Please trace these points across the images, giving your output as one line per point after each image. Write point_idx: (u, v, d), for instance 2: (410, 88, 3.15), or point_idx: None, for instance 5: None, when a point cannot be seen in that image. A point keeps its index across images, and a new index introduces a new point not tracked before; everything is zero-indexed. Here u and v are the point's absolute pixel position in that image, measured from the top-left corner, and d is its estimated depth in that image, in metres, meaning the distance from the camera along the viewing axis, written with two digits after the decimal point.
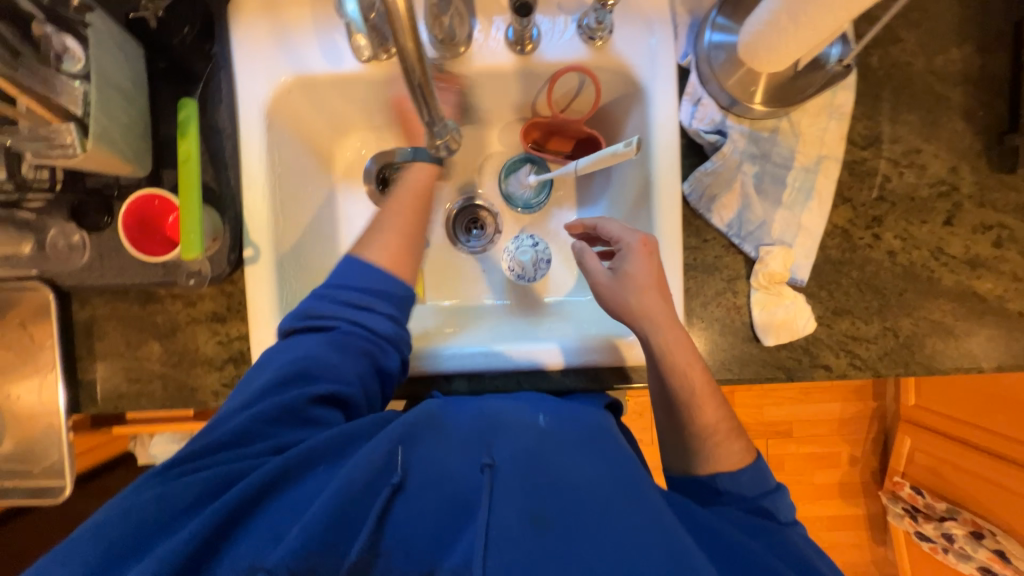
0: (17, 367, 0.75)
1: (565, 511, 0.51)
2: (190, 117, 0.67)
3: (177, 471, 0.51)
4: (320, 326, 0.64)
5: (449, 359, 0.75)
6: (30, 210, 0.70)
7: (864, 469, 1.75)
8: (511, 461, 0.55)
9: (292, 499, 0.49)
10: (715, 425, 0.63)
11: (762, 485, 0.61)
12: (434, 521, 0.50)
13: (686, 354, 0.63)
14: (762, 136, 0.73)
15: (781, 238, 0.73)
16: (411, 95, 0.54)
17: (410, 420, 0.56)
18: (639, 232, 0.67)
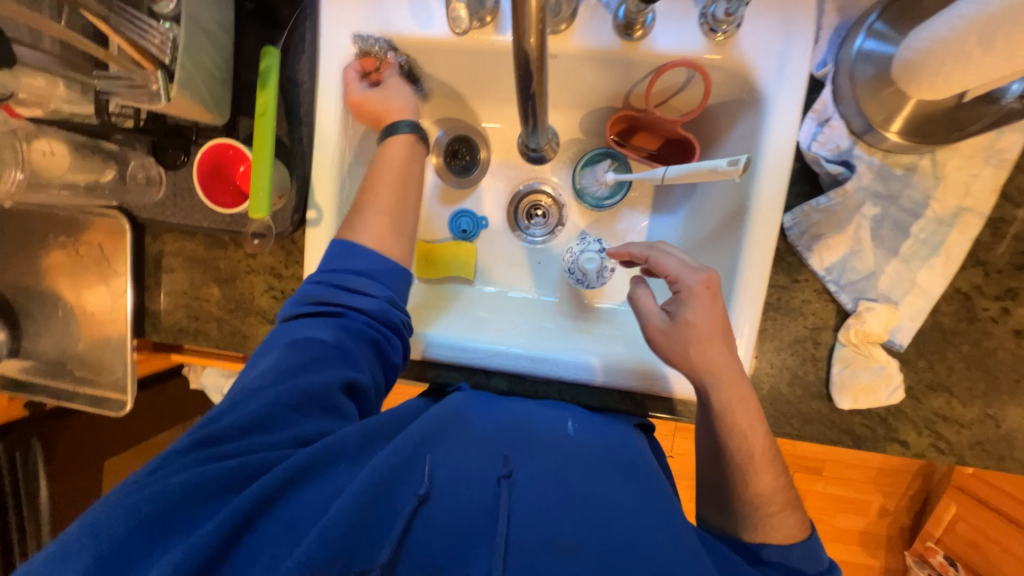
0: (97, 287, 0.80)
1: (591, 535, 0.49)
2: (272, 68, 0.65)
3: (184, 463, 0.48)
4: (325, 310, 0.62)
5: (462, 359, 0.73)
6: (114, 143, 0.72)
7: (893, 524, 1.61)
8: (531, 484, 0.53)
9: (307, 497, 0.47)
10: (770, 494, 0.58)
11: (817, 565, 0.56)
12: (455, 533, 0.48)
13: (749, 415, 0.59)
14: (894, 173, 0.63)
15: (887, 293, 0.64)
16: (519, 109, 0.51)
17: (424, 424, 0.56)
18: (701, 270, 0.61)
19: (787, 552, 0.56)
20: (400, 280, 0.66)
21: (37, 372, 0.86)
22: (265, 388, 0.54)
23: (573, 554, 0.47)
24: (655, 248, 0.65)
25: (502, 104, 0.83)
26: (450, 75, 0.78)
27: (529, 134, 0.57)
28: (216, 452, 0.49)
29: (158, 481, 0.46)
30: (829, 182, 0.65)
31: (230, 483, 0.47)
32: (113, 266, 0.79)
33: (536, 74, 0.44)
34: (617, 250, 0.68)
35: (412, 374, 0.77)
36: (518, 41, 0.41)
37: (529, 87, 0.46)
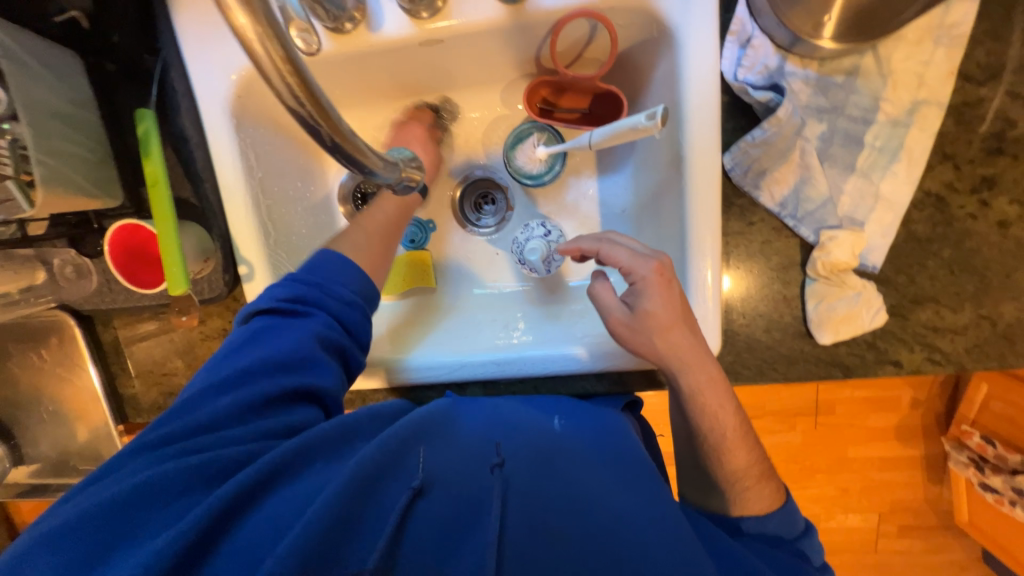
0: (68, 385, 0.80)
1: (584, 520, 0.47)
2: (149, 131, 0.61)
3: (146, 462, 0.43)
4: (296, 312, 0.55)
5: (450, 374, 0.70)
6: (28, 247, 0.69)
7: (928, 413, 1.46)
8: (532, 470, 0.51)
9: (290, 495, 0.42)
10: (745, 469, 0.61)
11: (794, 529, 0.60)
12: (448, 523, 0.45)
13: (718, 395, 0.60)
14: (834, 82, 0.57)
15: (850, 215, 0.59)
16: (343, 165, 0.41)
17: (416, 419, 0.52)
18: (652, 258, 0.59)
19: (764, 522, 0.60)
20: (363, 286, 0.60)
21: (40, 475, 0.85)
22: (222, 390, 0.48)
23: (564, 543, 0.45)
24: (604, 240, 0.64)
25: (415, 100, 0.79)
26: (349, 80, 0.72)
27: (372, 177, 0.46)
28: (174, 450, 0.44)
29: (113, 486, 0.42)
30: (764, 111, 0.59)
31: (201, 481, 0.42)
32: (73, 361, 0.78)
33: (303, 93, 0.34)
34: (568, 246, 0.66)
35: (388, 400, 0.76)
36: (288, 105, 0.35)
37: (319, 130, 0.37)
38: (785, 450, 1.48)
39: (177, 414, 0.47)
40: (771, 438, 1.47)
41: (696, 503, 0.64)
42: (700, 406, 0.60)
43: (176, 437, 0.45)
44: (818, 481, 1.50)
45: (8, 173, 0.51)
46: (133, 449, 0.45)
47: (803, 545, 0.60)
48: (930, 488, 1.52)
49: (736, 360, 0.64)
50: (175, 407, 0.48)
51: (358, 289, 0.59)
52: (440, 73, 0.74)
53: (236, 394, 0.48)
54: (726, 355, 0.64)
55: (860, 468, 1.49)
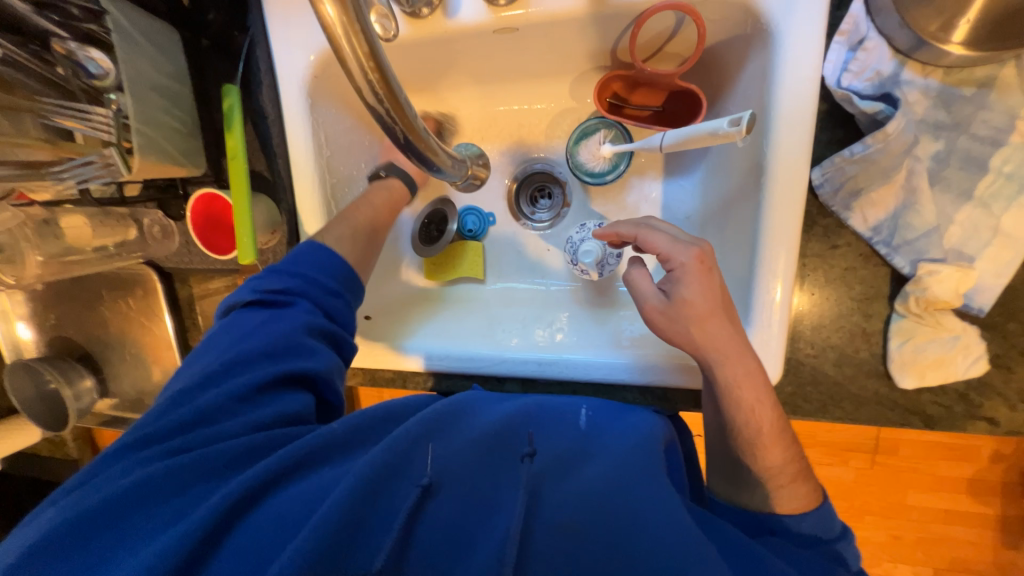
0: (148, 332, 0.89)
1: (603, 530, 0.45)
2: (233, 107, 0.64)
3: (144, 458, 0.45)
4: (278, 304, 0.57)
5: (460, 366, 0.71)
6: (123, 207, 0.76)
7: (1010, 470, 1.28)
8: (551, 475, 0.49)
9: (298, 492, 0.44)
10: (779, 467, 0.57)
11: (830, 530, 0.55)
12: (455, 527, 0.44)
13: (755, 389, 0.56)
14: (961, 94, 0.50)
15: (958, 248, 0.52)
16: (409, 157, 0.44)
17: (424, 417, 0.51)
18: (694, 245, 0.56)
19: (799, 521, 0.54)
20: (351, 277, 0.63)
21: (119, 409, 0.95)
22: (219, 390, 0.49)
23: (583, 537, 0.44)
24: (642, 225, 0.61)
25: (482, 88, 0.78)
26: (420, 64, 0.73)
27: (441, 174, 0.49)
28: (164, 449, 0.46)
29: (108, 485, 0.44)
30: (869, 124, 0.52)
31: (197, 475, 0.44)
32: (153, 312, 0.86)
33: (383, 90, 0.36)
34: (605, 231, 0.65)
35: (426, 384, 0.77)
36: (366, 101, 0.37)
37: (393, 125, 0.39)
38: (832, 486, 1.37)
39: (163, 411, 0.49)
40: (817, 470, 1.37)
41: (724, 496, 0.60)
42: (739, 405, 0.56)
43: (170, 432, 0.47)
44: (867, 524, 1.39)
45: (111, 138, 0.56)
46: (127, 445, 0.47)
47: (843, 548, 0.55)
48: (1001, 553, 1.36)
49: (796, 392, 0.59)
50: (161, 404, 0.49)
51: (343, 278, 0.61)
52: (509, 63, 0.72)
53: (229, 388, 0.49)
54: (786, 386, 0.59)
55: (917, 517, 1.36)
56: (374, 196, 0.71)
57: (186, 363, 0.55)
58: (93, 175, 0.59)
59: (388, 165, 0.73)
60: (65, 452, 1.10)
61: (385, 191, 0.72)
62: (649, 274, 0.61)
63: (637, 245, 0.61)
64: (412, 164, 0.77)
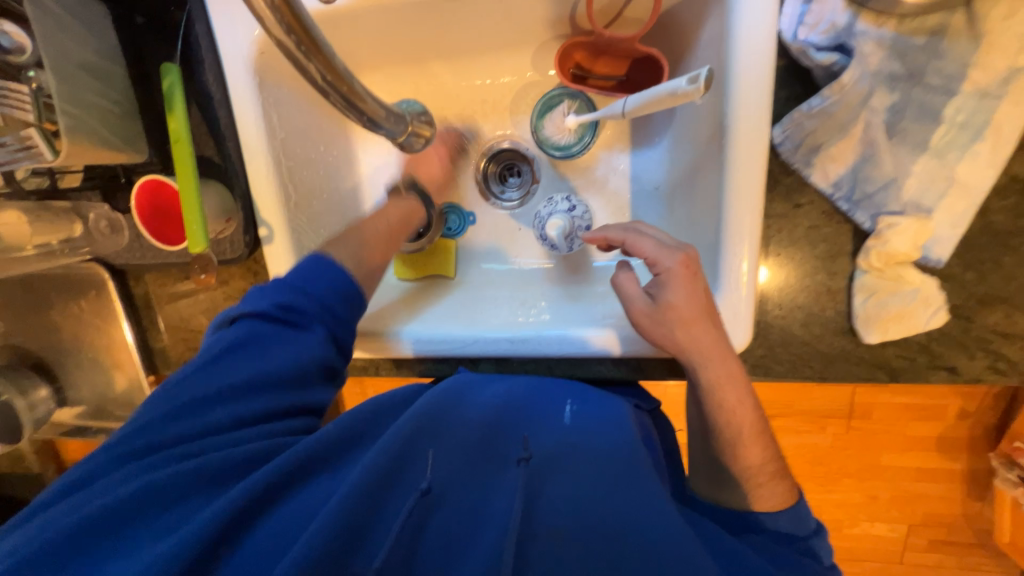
0: (104, 334, 0.84)
1: (600, 529, 0.44)
2: (174, 86, 0.61)
3: (129, 475, 0.43)
4: (286, 325, 0.54)
5: (436, 349, 0.68)
6: (65, 199, 0.72)
7: (976, 425, 1.33)
8: (548, 478, 0.49)
9: (296, 505, 0.43)
10: (759, 466, 0.58)
11: (806, 526, 0.56)
12: (459, 529, 0.44)
13: (737, 392, 0.57)
14: (914, 44, 0.49)
15: (916, 200, 0.52)
16: (334, 105, 0.45)
17: (419, 416, 0.50)
18: (680, 251, 0.57)
19: (775, 519, 0.56)
20: (353, 318, 0.59)
21: (81, 417, 0.91)
22: (214, 399, 0.48)
23: (576, 537, 0.44)
24: (630, 229, 0.61)
25: (443, 62, 0.76)
26: (377, 35, 0.70)
27: (375, 124, 0.51)
28: (152, 464, 0.44)
29: (87, 504, 0.41)
30: (824, 77, 0.53)
31: (188, 490, 0.43)
32: (109, 313, 0.82)
33: (294, 25, 0.36)
34: (593, 234, 0.63)
35: (401, 371, 0.75)
36: (272, 35, 0.37)
37: (307, 64, 0.39)
38: (810, 451, 1.41)
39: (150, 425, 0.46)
40: (795, 438, 1.41)
41: (709, 497, 0.60)
42: (719, 405, 0.57)
43: (162, 445, 0.45)
44: (845, 486, 1.43)
45: (32, 120, 0.51)
46: (104, 463, 0.45)
47: (815, 543, 0.57)
48: (969, 504, 1.42)
49: (766, 354, 0.60)
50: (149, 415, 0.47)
51: (345, 297, 0.58)
52: (468, 31, 0.71)
53: (227, 399, 0.48)
54: (756, 348, 0.60)
55: (891, 476, 1.41)
56: (388, 208, 0.70)
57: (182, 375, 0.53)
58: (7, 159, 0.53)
59: (407, 181, 0.74)
60: (28, 466, 1.04)
61: (402, 210, 0.71)
62: (636, 277, 0.60)
63: (624, 248, 0.61)
64: (434, 176, 0.76)
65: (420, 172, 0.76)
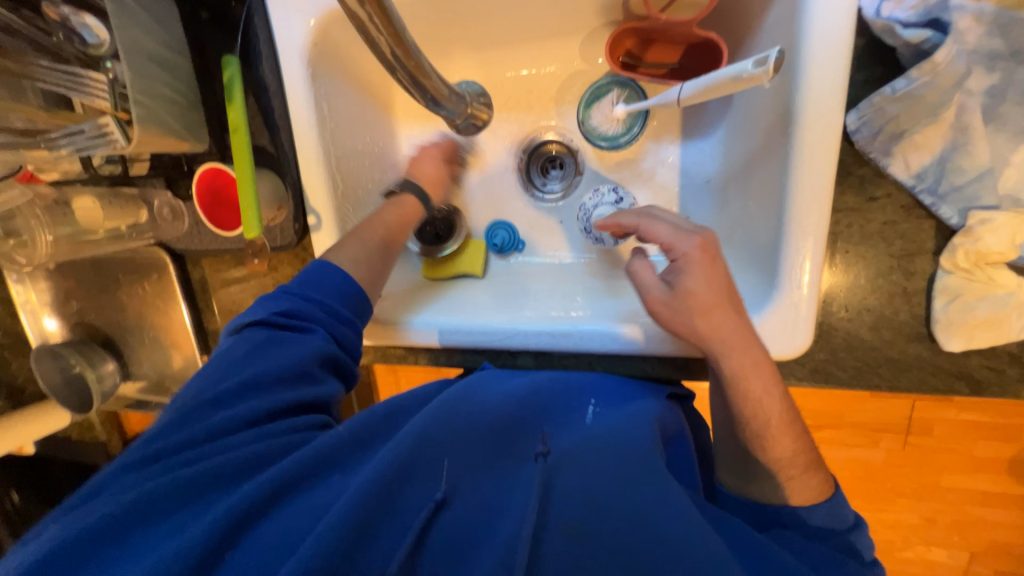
0: (165, 315, 0.90)
1: (616, 533, 0.42)
2: (234, 78, 0.63)
3: (144, 477, 0.45)
4: (287, 331, 0.57)
5: (472, 341, 0.68)
6: (133, 187, 0.76)
7: None
8: (561, 477, 0.47)
9: (306, 503, 0.43)
10: (789, 457, 0.54)
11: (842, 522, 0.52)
12: (471, 534, 0.43)
13: (764, 380, 0.53)
14: (1022, 17, 0.43)
15: (1014, 193, 0.47)
16: (396, 79, 0.47)
17: (425, 417, 0.50)
18: (696, 234, 0.55)
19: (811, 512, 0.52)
20: (357, 303, 0.62)
21: (144, 392, 0.97)
22: (225, 403, 0.50)
23: (588, 539, 0.42)
24: (644, 215, 0.59)
25: (489, 51, 0.75)
26: (425, 24, 0.70)
27: (439, 106, 0.55)
28: (170, 466, 0.46)
29: (107, 503, 0.43)
30: (912, 56, 0.48)
31: (199, 489, 0.44)
32: (170, 295, 0.87)
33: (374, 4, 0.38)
34: (605, 222, 0.61)
35: (438, 360, 0.75)
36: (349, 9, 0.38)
37: (377, 38, 0.41)
38: (861, 467, 1.32)
39: (166, 429, 0.49)
40: (846, 453, 1.32)
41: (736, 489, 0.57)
42: (747, 401, 0.54)
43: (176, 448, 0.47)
44: (899, 506, 1.34)
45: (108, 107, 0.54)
46: (122, 468, 0.46)
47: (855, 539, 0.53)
48: None
49: (829, 359, 0.56)
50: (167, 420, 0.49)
51: (352, 306, 0.62)
52: (516, 20, 0.70)
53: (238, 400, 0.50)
54: (817, 353, 0.56)
55: (953, 499, 1.30)
56: (385, 213, 0.70)
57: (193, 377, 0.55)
58: (82, 144, 0.56)
59: (401, 182, 0.73)
60: (96, 436, 1.13)
61: (396, 211, 0.71)
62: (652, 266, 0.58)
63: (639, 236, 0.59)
64: (428, 174, 0.75)
65: (415, 171, 0.75)
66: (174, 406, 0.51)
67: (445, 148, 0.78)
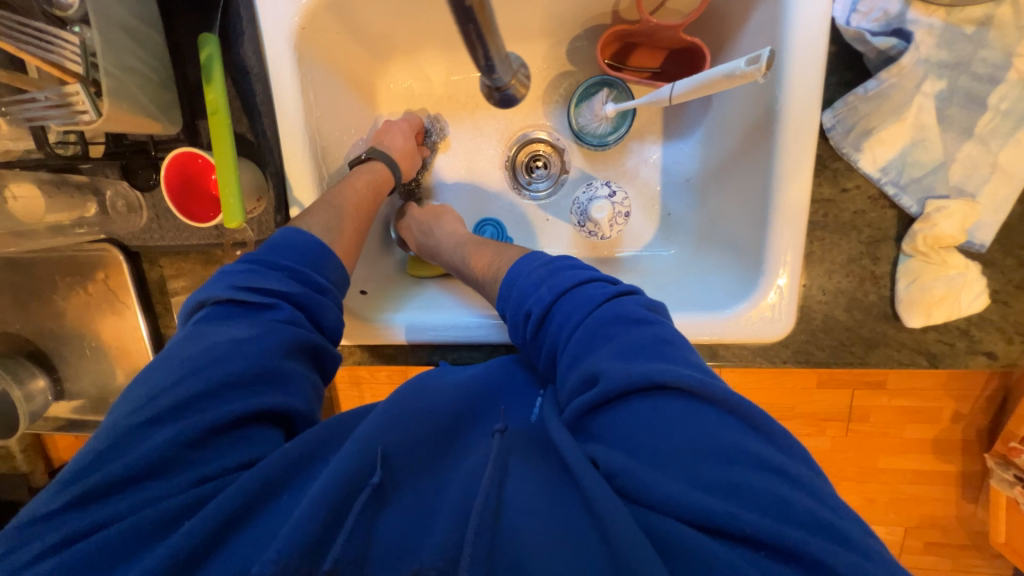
0: (113, 320, 0.80)
1: (562, 509, 0.38)
2: (213, 57, 0.59)
3: (71, 528, 0.39)
4: (249, 306, 0.52)
5: (465, 335, 0.67)
6: (83, 174, 0.68)
7: (970, 429, 1.35)
8: (520, 456, 0.43)
9: (248, 539, 0.38)
10: None
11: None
12: (416, 524, 0.38)
13: None
14: (962, 33, 0.52)
15: (961, 185, 0.54)
16: (462, 32, 0.47)
17: (381, 411, 0.45)
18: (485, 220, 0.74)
19: None
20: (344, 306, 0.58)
21: (82, 410, 0.85)
22: (159, 425, 0.43)
23: (538, 516, 0.37)
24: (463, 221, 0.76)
25: None
26: (417, 16, 0.70)
27: (491, 65, 0.56)
28: (100, 517, 0.39)
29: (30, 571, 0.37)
30: (878, 62, 0.54)
31: (132, 546, 0.38)
32: (121, 298, 0.78)
33: None
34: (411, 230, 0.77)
35: (428, 359, 0.72)
36: None
37: None
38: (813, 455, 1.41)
39: (87, 467, 0.41)
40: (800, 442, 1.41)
41: None
42: None
43: (104, 489, 0.40)
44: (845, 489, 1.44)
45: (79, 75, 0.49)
46: (39, 517, 0.39)
47: None
48: (964, 506, 1.44)
49: (809, 340, 0.61)
50: (89, 453, 0.42)
51: (334, 277, 0.59)
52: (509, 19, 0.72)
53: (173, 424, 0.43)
54: (799, 334, 0.61)
55: (890, 478, 1.42)
56: (356, 180, 0.68)
57: (124, 390, 0.47)
58: (42, 116, 0.50)
59: (371, 148, 0.71)
60: (15, 466, 0.97)
61: (368, 177, 0.69)
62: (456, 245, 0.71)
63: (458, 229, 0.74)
64: (400, 147, 0.74)
65: (385, 142, 0.73)
66: (95, 436, 0.43)
67: (415, 125, 0.77)
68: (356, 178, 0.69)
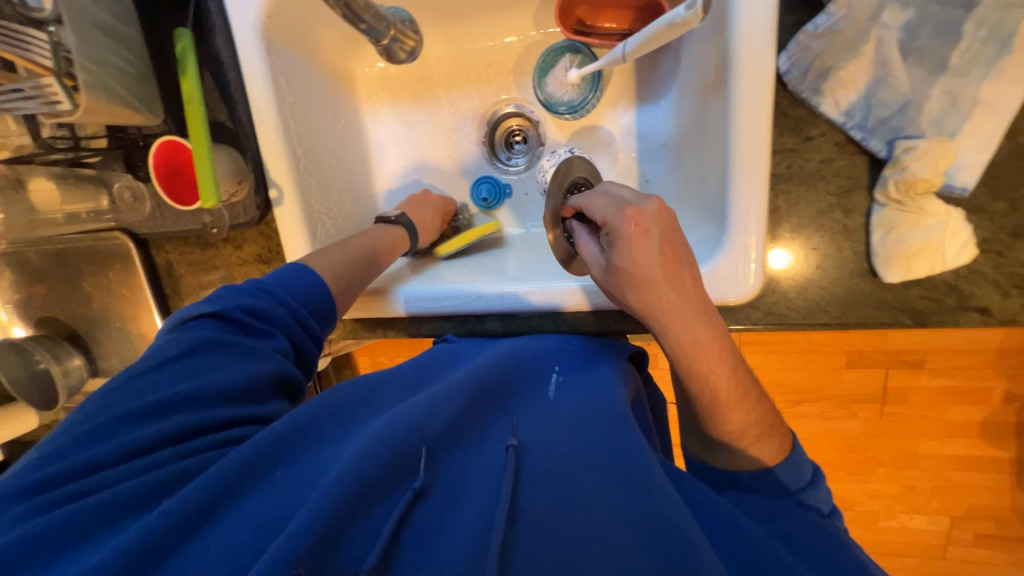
0: (128, 305, 0.87)
1: (577, 519, 0.42)
2: (186, 50, 0.64)
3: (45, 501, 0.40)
4: (233, 314, 0.54)
5: (435, 307, 0.69)
6: (91, 168, 0.76)
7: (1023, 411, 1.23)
8: (538, 458, 0.46)
9: (250, 512, 0.40)
10: (742, 430, 0.57)
11: (798, 480, 0.56)
12: (457, 525, 0.40)
13: (715, 354, 0.55)
14: None
15: (936, 124, 0.51)
16: None
17: (395, 411, 0.47)
18: (652, 197, 0.53)
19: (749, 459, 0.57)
20: (319, 304, 0.59)
21: None
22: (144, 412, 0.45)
23: (555, 526, 0.41)
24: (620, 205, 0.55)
25: (447, 25, 0.77)
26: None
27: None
28: (76, 486, 0.41)
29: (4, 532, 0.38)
30: None
31: (115, 512, 0.40)
32: (133, 283, 0.85)
33: None
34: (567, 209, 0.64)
35: (410, 331, 0.75)
36: None
37: None
38: (842, 439, 1.32)
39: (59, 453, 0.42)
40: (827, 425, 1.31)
41: (700, 457, 0.62)
42: (691, 372, 0.56)
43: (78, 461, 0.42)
44: (880, 476, 1.34)
45: (50, 68, 0.54)
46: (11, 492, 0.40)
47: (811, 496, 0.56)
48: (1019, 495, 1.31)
49: (781, 300, 0.58)
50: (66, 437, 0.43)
51: (304, 275, 0.60)
52: None
53: (150, 410, 0.44)
54: (769, 295, 0.58)
55: (932, 465, 1.31)
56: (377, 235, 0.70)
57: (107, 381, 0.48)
58: (21, 105, 0.56)
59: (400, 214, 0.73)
60: None
61: (382, 238, 0.70)
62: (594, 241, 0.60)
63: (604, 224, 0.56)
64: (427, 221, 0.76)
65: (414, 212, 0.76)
66: (79, 418, 0.45)
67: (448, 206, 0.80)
68: (378, 235, 0.70)
